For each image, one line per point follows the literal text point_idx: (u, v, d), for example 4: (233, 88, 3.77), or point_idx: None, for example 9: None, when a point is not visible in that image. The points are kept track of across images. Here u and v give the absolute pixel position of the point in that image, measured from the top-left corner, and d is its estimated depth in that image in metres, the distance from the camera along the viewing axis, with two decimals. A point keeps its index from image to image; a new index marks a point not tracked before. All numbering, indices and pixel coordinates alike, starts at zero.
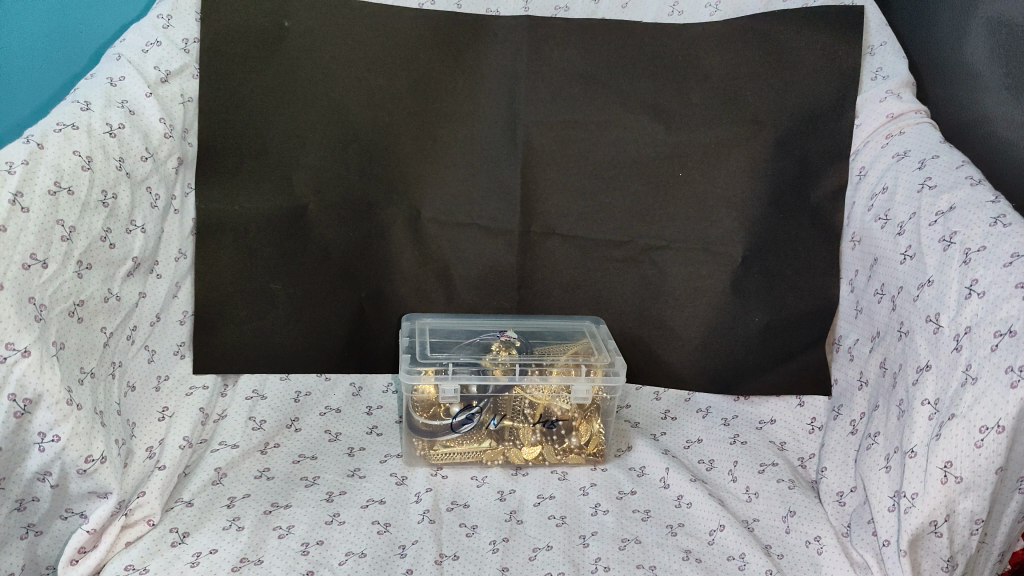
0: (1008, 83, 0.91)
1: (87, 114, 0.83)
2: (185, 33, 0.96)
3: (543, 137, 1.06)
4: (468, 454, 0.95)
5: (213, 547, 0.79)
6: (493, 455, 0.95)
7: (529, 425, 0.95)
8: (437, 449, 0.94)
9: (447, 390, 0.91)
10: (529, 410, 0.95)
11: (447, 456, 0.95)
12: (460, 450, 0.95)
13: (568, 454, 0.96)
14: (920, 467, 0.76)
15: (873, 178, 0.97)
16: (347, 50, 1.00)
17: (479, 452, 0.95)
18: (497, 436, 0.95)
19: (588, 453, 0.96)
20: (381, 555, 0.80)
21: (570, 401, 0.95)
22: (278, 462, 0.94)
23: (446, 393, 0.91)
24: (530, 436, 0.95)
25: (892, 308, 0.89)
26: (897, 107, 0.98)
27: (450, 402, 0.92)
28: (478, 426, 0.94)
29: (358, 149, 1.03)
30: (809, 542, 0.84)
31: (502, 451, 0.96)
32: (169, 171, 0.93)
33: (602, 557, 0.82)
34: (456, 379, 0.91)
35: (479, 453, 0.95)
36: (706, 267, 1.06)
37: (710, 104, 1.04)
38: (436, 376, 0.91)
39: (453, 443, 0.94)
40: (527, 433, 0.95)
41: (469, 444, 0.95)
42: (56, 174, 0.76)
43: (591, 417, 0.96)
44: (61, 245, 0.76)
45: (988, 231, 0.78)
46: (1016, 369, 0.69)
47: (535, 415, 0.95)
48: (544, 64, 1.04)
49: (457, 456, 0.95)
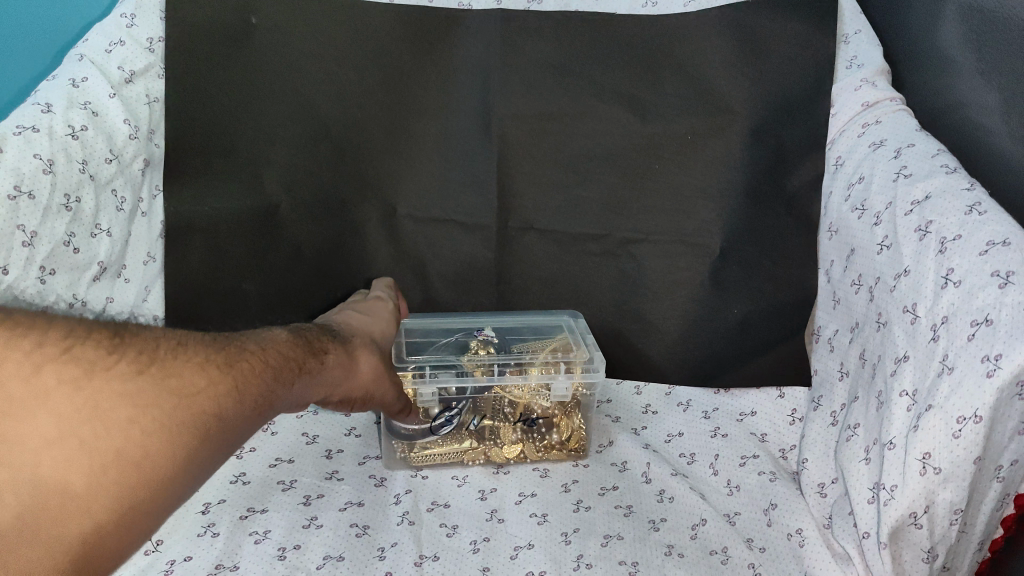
0: (980, 68, 0.89)
1: (48, 117, 0.83)
2: (149, 33, 0.93)
3: (517, 130, 1.04)
4: (447, 455, 0.93)
5: (188, 555, 0.79)
6: (473, 454, 0.94)
7: (510, 424, 0.93)
8: (416, 451, 0.92)
9: (425, 394, 0.90)
10: (509, 410, 0.93)
11: (427, 458, 0.93)
12: (440, 451, 0.93)
13: (548, 450, 0.95)
14: (899, 460, 0.76)
15: (850, 169, 0.95)
16: (318, 46, 0.98)
17: (459, 452, 0.94)
18: (477, 435, 0.94)
19: (569, 449, 0.95)
20: (359, 558, 0.80)
21: (550, 399, 0.93)
22: (254, 466, 0.93)
23: (425, 397, 0.90)
24: (511, 436, 0.94)
25: (870, 299, 0.88)
26: (872, 96, 0.95)
27: (428, 406, 0.91)
28: (458, 426, 0.93)
29: (329, 146, 1.01)
30: (791, 535, 0.86)
31: (483, 450, 0.94)
32: (135, 173, 0.92)
33: (583, 553, 0.82)
34: (434, 383, 0.90)
35: (459, 453, 0.94)
36: (683, 259, 1.05)
37: (684, 95, 1.02)
38: (414, 380, 0.90)
39: (432, 445, 0.92)
40: (507, 431, 0.94)
41: (448, 445, 0.93)
42: (16, 177, 0.79)
43: (571, 413, 0.95)
44: (23, 250, 0.81)
45: (963, 220, 0.77)
46: (991, 359, 0.69)
47: (515, 414, 0.93)
48: (517, 55, 1.02)
49: (439, 460, 0.93)
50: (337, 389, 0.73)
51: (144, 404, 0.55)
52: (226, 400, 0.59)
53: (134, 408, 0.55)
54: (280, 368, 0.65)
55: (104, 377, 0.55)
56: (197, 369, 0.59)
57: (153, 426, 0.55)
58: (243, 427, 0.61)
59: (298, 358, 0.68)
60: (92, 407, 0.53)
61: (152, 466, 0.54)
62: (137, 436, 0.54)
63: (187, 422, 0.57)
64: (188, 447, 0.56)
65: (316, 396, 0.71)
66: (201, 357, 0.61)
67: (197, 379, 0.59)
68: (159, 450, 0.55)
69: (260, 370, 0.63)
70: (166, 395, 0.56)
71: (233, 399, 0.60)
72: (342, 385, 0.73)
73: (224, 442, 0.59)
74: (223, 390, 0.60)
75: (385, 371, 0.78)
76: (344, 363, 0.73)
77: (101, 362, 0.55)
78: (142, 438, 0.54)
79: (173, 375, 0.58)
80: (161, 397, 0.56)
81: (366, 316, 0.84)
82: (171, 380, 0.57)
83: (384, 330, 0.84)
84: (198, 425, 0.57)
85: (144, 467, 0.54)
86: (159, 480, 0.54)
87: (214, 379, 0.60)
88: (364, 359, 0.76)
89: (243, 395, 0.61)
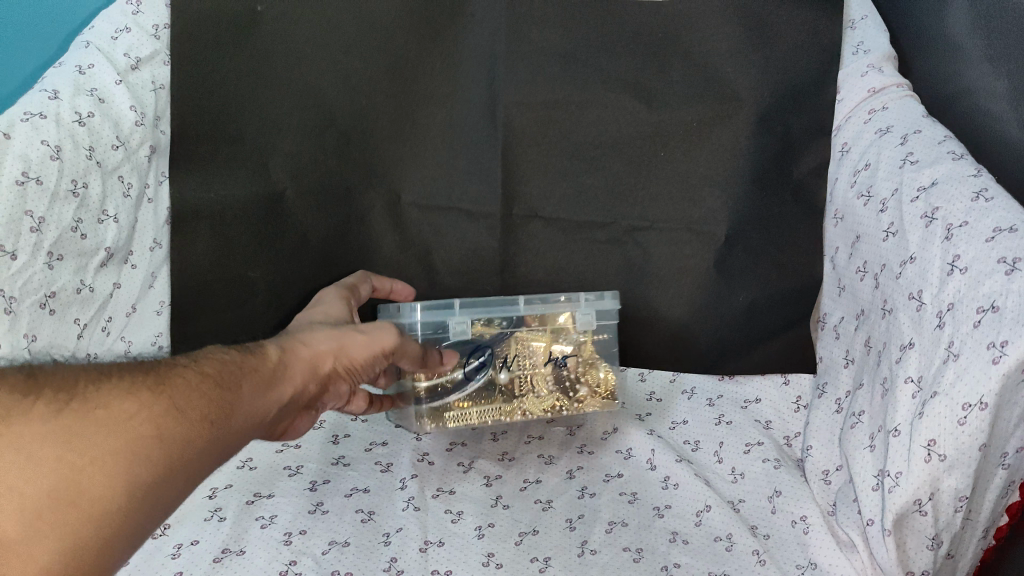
0: (989, 55, 0.88)
1: (54, 103, 0.85)
2: (155, 19, 0.92)
3: (525, 118, 1.03)
4: (484, 416, 0.89)
5: (194, 539, 0.82)
6: (509, 411, 0.89)
7: (541, 372, 0.91)
8: (449, 412, 0.87)
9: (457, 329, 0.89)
10: (538, 358, 0.91)
11: (462, 421, 0.88)
12: (475, 411, 0.88)
13: (585, 401, 0.91)
14: (903, 447, 0.76)
15: (856, 154, 0.95)
16: (321, 33, 0.97)
17: (495, 411, 0.89)
18: (510, 390, 0.90)
19: (604, 398, 0.92)
20: (365, 543, 0.83)
21: (573, 342, 0.92)
22: (260, 452, 0.92)
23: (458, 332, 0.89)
24: (542, 385, 0.91)
25: (875, 286, 0.88)
26: (879, 81, 0.96)
27: (459, 341, 0.89)
28: (489, 380, 0.89)
29: (334, 134, 1.01)
30: (795, 522, 0.87)
31: (520, 407, 0.89)
32: (141, 160, 0.92)
33: (588, 540, 0.85)
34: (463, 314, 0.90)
35: (496, 412, 0.89)
36: (689, 247, 1.05)
37: (692, 83, 1.01)
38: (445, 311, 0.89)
39: (466, 404, 0.88)
40: (539, 381, 0.90)
41: (482, 403, 0.89)
42: (24, 164, 0.82)
43: (597, 362, 0.93)
44: (30, 236, 0.83)
45: (969, 207, 0.77)
46: (998, 346, 0.69)
47: (544, 361, 0.91)
48: (523, 43, 1.01)
49: (474, 417, 0.88)
50: (305, 377, 0.70)
51: (75, 440, 0.54)
52: (158, 419, 0.57)
53: (64, 447, 0.53)
54: (219, 376, 0.63)
55: (26, 425, 0.54)
56: (123, 395, 0.57)
57: (86, 463, 0.53)
58: (198, 439, 0.58)
59: (238, 362, 0.65)
60: (22, 455, 0.53)
61: (90, 504, 0.52)
62: (66, 475, 0.53)
63: (122, 446, 0.55)
64: (127, 480, 0.54)
65: (283, 390, 0.68)
66: (129, 381, 0.58)
67: (128, 405, 0.56)
68: (99, 485, 0.53)
69: (198, 381, 0.61)
70: (99, 429, 0.55)
71: (171, 416, 0.57)
72: (307, 371, 0.70)
73: (180, 460, 0.57)
74: (157, 411, 0.57)
75: (353, 339, 0.74)
76: (298, 355, 0.70)
77: (23, 406, 0.55)
78: (75, 478, 0.53)
79: (100, 406, 0.56)
80: (88, 433, 0.54)
81: (312, 314, 0.83)
82: (98, 412, 0.55)
83: (334, 317, 0.83)
84: (135, 451, 0.55)
85: (82, 507, 0.52)
86: (106, 516, 0.53)
87: (146, 402, 0.57)
88: (317, 337, 0.73)
89: (181, 409, 0.58)
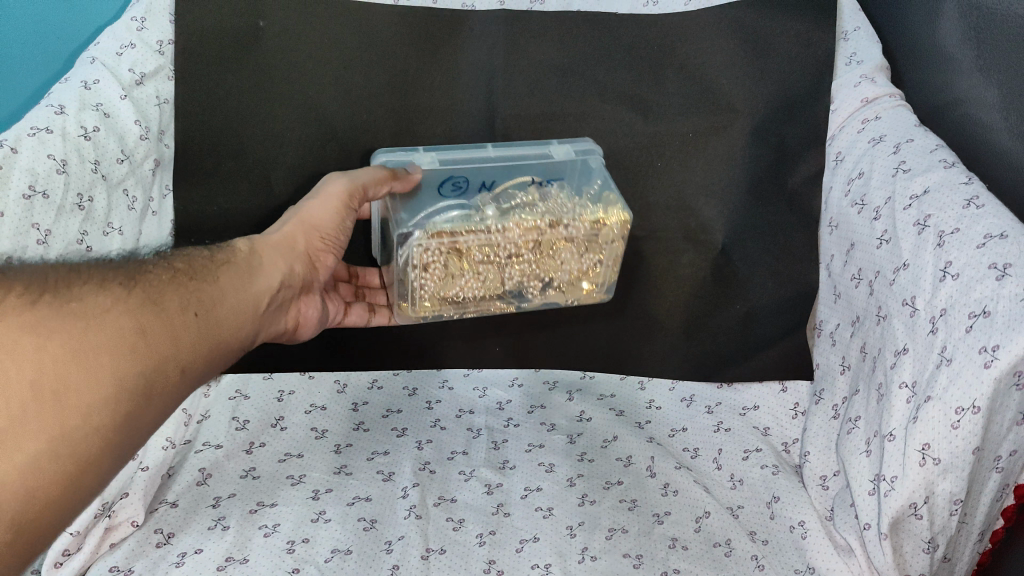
0: (980, 65, 0.89)
1: (61, 118, 0.86)
2: (159, 35, 0.94)
3: (518, 133, 1.05)
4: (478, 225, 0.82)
5: (198, 547, 0.83)
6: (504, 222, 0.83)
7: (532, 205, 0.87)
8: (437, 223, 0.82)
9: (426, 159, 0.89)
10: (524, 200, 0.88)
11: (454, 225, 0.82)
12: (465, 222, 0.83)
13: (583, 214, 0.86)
14: (898, 451, 0.77)
15: (850, 163, 0.96)
16: (324, 49, 0.98)
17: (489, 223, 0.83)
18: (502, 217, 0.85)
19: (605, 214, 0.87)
20: (367, 551, 0.84)
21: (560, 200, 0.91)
22: (263, 461, 0.93)
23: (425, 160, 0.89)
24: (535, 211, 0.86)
25: (870, 293, 0.89)
26: (872, 91, 0.96)
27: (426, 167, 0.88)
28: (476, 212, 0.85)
29: (335, 147, 1.02)
30: (794, 527, 0.89)
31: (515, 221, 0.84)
32: (145, 173, 0.94)
33: (589, 546, 0.86)
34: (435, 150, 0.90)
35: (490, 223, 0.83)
36: (687, 256, 1.07)
37: (687, 94, 1.03)
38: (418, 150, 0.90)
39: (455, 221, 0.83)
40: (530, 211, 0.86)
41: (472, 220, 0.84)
42: (30, 177, 0.83)
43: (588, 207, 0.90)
44: (37, 248, 0.85)
45: (961, 214, 0.78)
46: (989, 350, 0.70)
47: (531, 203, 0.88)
48: (521, 57, 1.03)
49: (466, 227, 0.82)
50: (279, 262, 0.76)
51: (48, 334, 0.54)
52: (139, 311, 0.60)
53: (44, 337, 0.54)
54: (192, 269, 0.68)
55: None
56: (100, 289, 0.59)
57: (67, 354, 0.54)
58: (177, 327, 0.62)
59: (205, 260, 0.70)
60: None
61: (77, 394, 0.54)
62: (54, 367, 0.54)
63: (108, 339, 0.57)
64: (114, 369, 0.56)
65: (259, 273, 0.73)
66: (102, 275, 0.61)
67: (104, 299, 0.58)
68: (85, 377, 0.55)
69: (172, 275, 0.66)
70: (78, 321, 0.56)
71: (149, 308, 0.61)
72: (277, 256, 0.76)
73: (161, 352, 0.60)
74: (136, 304, 0.60)
75: (311, 223, 0.80)
76: (266, 246, 0.76)
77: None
78: (57, 368, 0.54)
79: (75, 299, 0.57)
80: (69, 323, 0.55)
81: None
82: (74, 303, 0.57)
83: None
84: (120, 343, 0.57)
85: (67, 397, 0.54)
86: (96, 406, 0.55)
87: (122, 296, 0.60)
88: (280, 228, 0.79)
89: (158, 301, 0.62)
